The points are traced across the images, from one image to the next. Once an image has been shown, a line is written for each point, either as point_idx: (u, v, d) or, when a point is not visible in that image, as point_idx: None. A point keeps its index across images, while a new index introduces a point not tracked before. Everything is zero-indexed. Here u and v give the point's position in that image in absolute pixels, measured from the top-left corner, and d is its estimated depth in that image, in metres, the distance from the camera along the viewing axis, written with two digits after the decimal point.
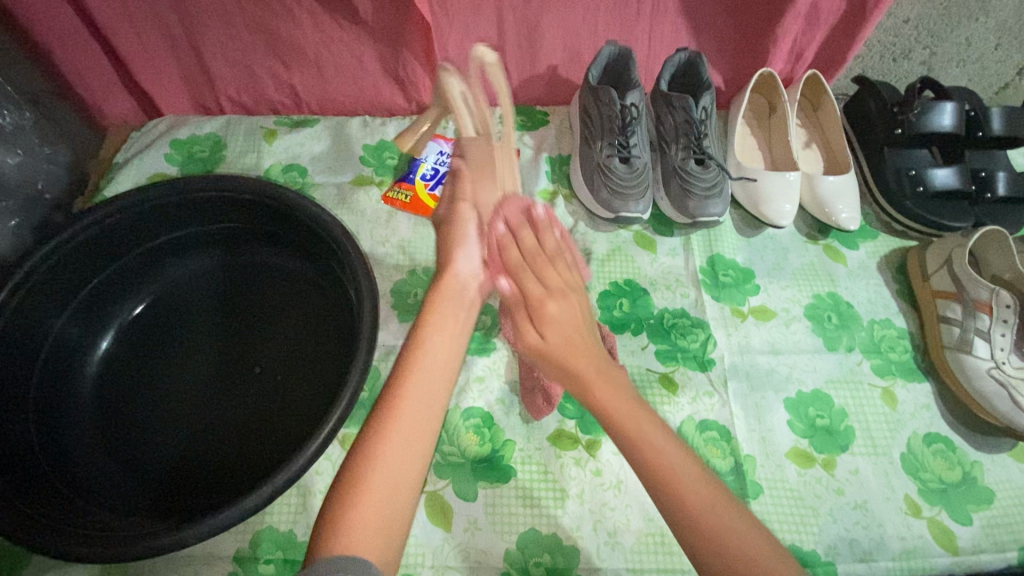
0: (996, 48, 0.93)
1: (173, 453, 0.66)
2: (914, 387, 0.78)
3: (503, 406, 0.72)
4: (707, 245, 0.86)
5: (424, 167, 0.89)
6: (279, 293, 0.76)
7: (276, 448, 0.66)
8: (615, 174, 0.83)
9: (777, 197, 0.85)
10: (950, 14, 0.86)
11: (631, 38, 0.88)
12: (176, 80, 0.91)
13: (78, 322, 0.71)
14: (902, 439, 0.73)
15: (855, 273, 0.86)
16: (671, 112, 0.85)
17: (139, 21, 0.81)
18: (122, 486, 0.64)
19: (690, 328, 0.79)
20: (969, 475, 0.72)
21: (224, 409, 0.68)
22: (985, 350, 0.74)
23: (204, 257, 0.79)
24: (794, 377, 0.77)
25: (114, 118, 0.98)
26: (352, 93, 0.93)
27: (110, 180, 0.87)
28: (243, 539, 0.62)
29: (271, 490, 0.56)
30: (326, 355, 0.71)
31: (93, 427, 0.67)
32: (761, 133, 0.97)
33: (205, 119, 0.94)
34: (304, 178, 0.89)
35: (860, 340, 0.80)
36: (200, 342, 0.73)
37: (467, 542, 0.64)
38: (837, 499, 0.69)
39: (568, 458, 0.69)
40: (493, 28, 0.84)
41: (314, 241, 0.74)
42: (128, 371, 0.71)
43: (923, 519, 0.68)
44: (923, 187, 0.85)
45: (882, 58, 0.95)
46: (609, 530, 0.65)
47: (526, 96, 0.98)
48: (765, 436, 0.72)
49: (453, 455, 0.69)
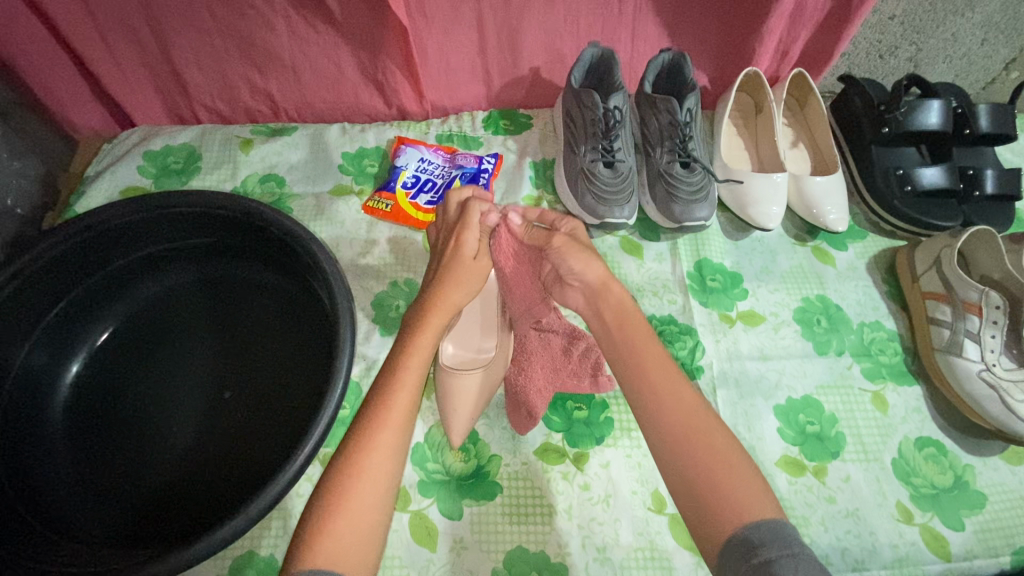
0: (982, 43, 0.92)
1: (148, 482, 0.64)
2: (905, 391, 0.77)
3: (488, 420, 0.71)
4: (694, 249, 0.85)
5: (405, 175, 0.87)
6: (253, 310, 0.74)
7: (253, 473, 0.64)
8: (600, 179, 0.82)
9: (763, 200, 0.83)
10: (935, 10, 0.85)
11: (615, 38, 0.86)
12: (148, 89, 0.88)
13: (46, 348, 0.69)
14: (893, 444, 0.73)
15: (844, 274, 0.85)
16: (656, 114, 0.84)
17: (108, 30, 0.78)
18: (97, 517, 0.62)
19: (678, 335, 0.78)
20: (960, 479, 0.71)
21: (201, 433, 0.66)
22: (976, 352, 0.73)
23: (179, 273, 0.76)
24: (783, 383, 0.75)
25: (86, 130, 0.95)
26: (331, 101, 0.92)
27: (81, 194, 0.85)
28: (223, 566, 0.60)
29: (245, 521, 0.54)
30: (305, 373, 0.69)
31: (66, 456, 0.65)
32: (748, 132, 0.95)
33: (179, 129, 0.91)
34: (282, 189, 0.87)
35: (850, 343, 0.79)
36: (173, 363, 0.70)
37: (453, 562, 0.63)
38: (829, 507, 0.68)
39: (555, 473, 0.68)
40: (473, 30, 0.82)
41: (290, 255, 0.72)
42: (102, 395, 0.69)
43: (916, 526, 0.67)
44: (911, 186, 0.84)
45: (867, 55, 0.94)
46: (598, 547, 0.64)
47: (509, 99, 0.96)
48: (754, 444, 0.71)
49: (437, 473, 0.67)
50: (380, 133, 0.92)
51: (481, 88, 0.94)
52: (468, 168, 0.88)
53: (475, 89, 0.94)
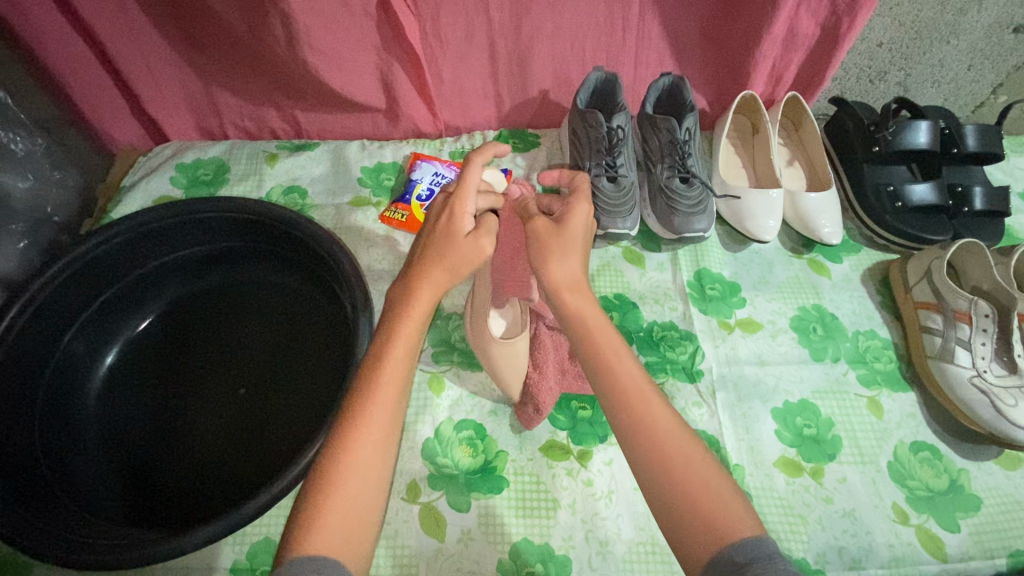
0: (968, 68, 0.97)
1: (174, 466, 0.67)
2: (900, 397, 0.79)
3: (495, 418, 0.74)
4: (694, 260, 0.89)
5: (420, 188, 0.92)
6: (276, 309, 0.78)
7: (271, 461, 0.67)
8: (604, 193, 0.86)
9: (760, 213, 0.87)
10: (920, 38, 0.91)
11: (618, 63, 0.92)
12: (183, 107, 0.95)
13: (84, 337, 0.73)
14: (888, 447, 0.75)
15: (839, 285, 0.89)
16: (656, 133, 0.89)
17: (150, 54, 0.85)
18: (125, 498, 0.65)
19: (679, 340, 0.81)
20: (956, 482, 0.73)
21: (225, 422, 0.70)
22: (967, 359, 0.76)
23: (208, 274, 0.81)
24: (781, 388, 0.78)
25: (122, 145, 1.01)
26: (351, 120, 0.98)
27: (118, 203, 0.90)
28: (239, 551, 0.63)
29: (267, 499, 0.57)
30: (324, 368, 0.73)
31: (98, 440, 0.69)
32: (745, 151, 1.00)
33: (210, 144, 0.97)
34: (304, 201, 0.92)
35: (845, 351, 0.82)
36: (200, 357, 0.75)
37: (461, 553, 0.65)
38: (826, 507, 0.70)
39: (559, 469, 0.71)
40: (485, 56, 0.88)
41: (313, 257, 0.77)
42: (133, 385, 0.73)
43: (911, 527, 0.69)
44: (902, 202, 0.88)
45: (858, 80, 0.99)
46: (600, 540, 0.66)
47: (518, 119, 1.02)
48: (753, 445, 0.73)
49: (446, 467, 0.70)
50: (397, 149, 0.98)
51: (492, 110, 1.00)
52: None
53: (486, 110, 1.00)
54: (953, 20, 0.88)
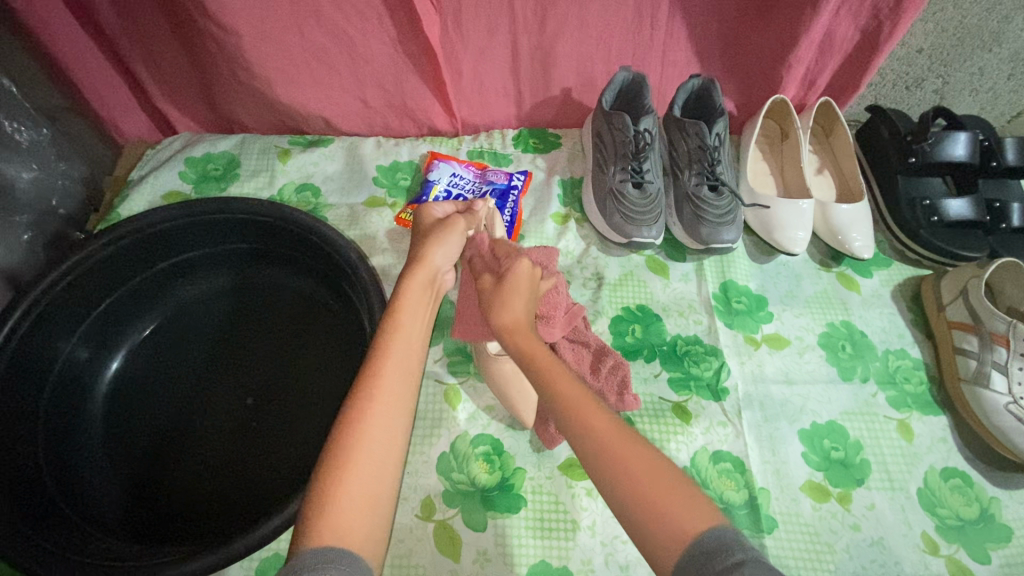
0: (1009, 77, 0.93)
1: (182, 479, 0.65)
2: (930, 420, 0.77)
3: (513, 433, 0.72)
4: (720, 271, 0.86)
5: (437, 189, 0.89)
6: (287, 315, 0.76)
7: (283, 476, 0.65)
8: (629, 199, 0.83)
9: (790, 225, 0.84)
10: (963, 44, 0.87)
11: (645, 63, 0.89)
12: (192, 99, 0.92)
13: (88, 343, 0.71)
14: (918, 473, 0.72)
15: (869, 301, 0.86)
16: (685, 138, 0.85)
17: (160, 44, 0.82)
18: (131, 512, 0.63)
19: (703, 356, 0.78)
20: (987, 512, 0.70)
21: (234, 434, 0.68)
22: (1003, 384, 0.72)
23: (216, 277, 0.79)
24: (808, 408, 0.76)
25: (130, 136, 0.98)
26: (366, 115, 0.94)
27: (125, 197, 0.87)
28: (249, 567, 0.61)
29: (280, 522, 0.55)
30: (336, 378, 0.71)
31: (103, 452, 0.67)
32: (774, 158, 0.97)
33: (220, 137, 0.94)
34: (317, 199, 0.89)
35: (875, 370, 0.79)
36: (208, 364, 0.72)
37: (477, 574, 0.63)
38: (853, 535, 0.68)
39: (579, 488, 0.68)
40: (508, 52, 0.85)
41: (326, 262, 0.74)
42: (140, 393, 0.71)
43: (941, 557, 0.67)
44: (938, 217, 0.85)
45: (894, 86, 0.95)
46: (621, 564, 0.64)
47: (539, 118, 0.98)
48: (779, 468, 0.71)
49: (463, 483, 0.68)
50: (414, 148, 0.95)
51: (512, 108, 0.96)
52: (499, 184, 0.90)
53: (506, 108, 0.96)
54: (998, 27, 0.84)
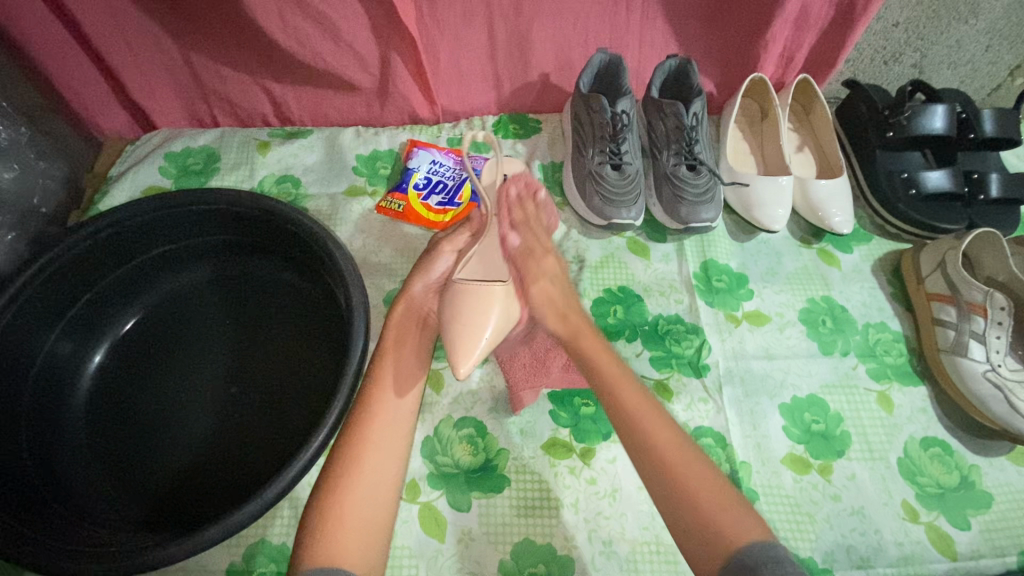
0: (986, 49, 0.93)
1: (167, 467, 0.66)
2: (911, 391, 0.77)
3: (496, 415, 0.72)
4: (700, 250, 0.86)
5: (417, 176, 0.89)
6: (267, 304, 0.76)
7: (268, 461, 0.66)
8: (607, 182, 0.83)
9: (769, 202, 0.84)
10: (939, 17, 0.87)
11: (623, 44, 0.89)
12: (170, 94, 0.91)
13: (70, 339, 0.72)
14: (898, 444, 0.73)
15: (849, 276, 0.86)
16: (662, 119, 0.85)
17: (132, 39, 0.82)
18: (118, 502, 0.64)
19: (685, 334, 0.79)
20: (966, 479, 0.71)
21: (218, 422, 0.69)
22: (981, 353, 0.73)
23: (196, 269, 0.79)
24: (789, 382, 0.76)
25: (110, 132, 0.98)
26: (345, 106, 0.94)
27: (105, 193, 0.88)
28: (236, 553, 0.62)
29: (260, 505, 0.55)
30: (318, 364, 0.71)
31: (86, 444, 0.67)
32: (753, 137, 0.97)
33: (199, 132, 0.94)
34: (297, 190, 0.90)
35: (855, 344, 0.80)
36: (189, 354, 0.73)
37: (461, 553, 0.64)
38: (834, 505, 0.68)
39: (562, 467, 0.69)
40: (484, 37, 0.85)
41: (304, 250, 0.75)
42: (122, 386, 0.71)
43: (921, 525, 0.68)
44: (915, 190, 0.85)
45: (872, 61, 0.95)
46: (604, 540, 0.65)
47: (519, 104, 0.98)
48: (760, 442, 0.72)
49: (447, 466, 0.69)
50: (393, 136, 0.95)
51: (491, 94, 0.96)
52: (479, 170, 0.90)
53: (486, 95, 0.96)
54: None
